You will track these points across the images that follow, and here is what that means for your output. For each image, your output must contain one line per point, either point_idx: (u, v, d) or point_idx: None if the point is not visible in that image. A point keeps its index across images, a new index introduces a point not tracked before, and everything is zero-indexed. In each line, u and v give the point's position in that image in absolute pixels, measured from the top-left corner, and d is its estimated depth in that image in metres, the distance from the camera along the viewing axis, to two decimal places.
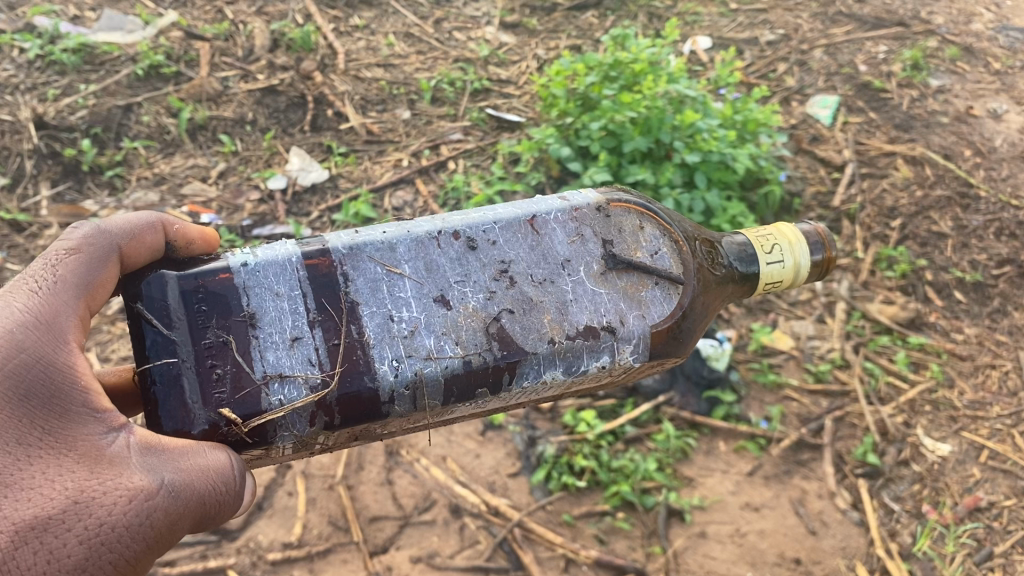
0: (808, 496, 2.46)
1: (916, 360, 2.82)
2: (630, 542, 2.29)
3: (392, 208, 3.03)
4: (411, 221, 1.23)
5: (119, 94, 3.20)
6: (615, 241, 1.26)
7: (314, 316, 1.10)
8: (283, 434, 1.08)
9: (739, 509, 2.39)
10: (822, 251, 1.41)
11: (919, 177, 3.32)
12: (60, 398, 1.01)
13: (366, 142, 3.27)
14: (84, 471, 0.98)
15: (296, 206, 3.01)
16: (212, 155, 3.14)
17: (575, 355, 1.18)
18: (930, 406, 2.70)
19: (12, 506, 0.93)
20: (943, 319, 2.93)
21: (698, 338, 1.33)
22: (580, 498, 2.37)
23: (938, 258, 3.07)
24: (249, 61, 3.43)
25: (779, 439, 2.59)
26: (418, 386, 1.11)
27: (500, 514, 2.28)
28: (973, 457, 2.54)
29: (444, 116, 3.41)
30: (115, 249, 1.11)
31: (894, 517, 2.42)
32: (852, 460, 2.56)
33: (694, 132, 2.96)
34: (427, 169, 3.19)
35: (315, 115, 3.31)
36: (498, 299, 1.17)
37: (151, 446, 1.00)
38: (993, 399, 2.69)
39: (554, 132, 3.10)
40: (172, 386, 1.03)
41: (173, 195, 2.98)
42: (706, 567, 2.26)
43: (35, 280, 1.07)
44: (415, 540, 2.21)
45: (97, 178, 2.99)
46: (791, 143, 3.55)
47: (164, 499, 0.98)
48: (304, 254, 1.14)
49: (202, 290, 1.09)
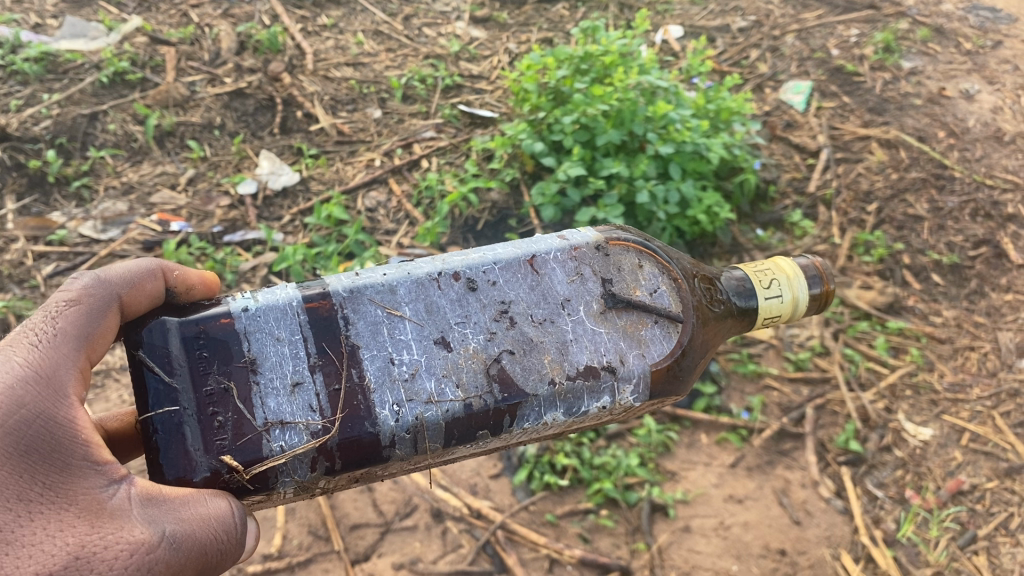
0: (791, 486, 2.47)
1: (896, 345, 2.85)
2: (614, 539, 2.29)
3: (365, 210, 3.03)
4: (411, 262, 1.23)
5: (84, 103, 3.17)
6: (615, 279, 1.26)
7: (315, 361, 1.10)
8: (284, 480, 1.07)
9: (723, 501, 2.40)
10: (820, 285, 1.41)
11: (894, 160, 3.36)
12: (61, 453, 1.00)
13: (336, 143, 3.25)
14: (85, 526, 0.96)
15: (267, 210, 3.00)
16: (181, 161, 3.11)
17: (576, 396, 1.18)
18: (911, 390, 2.73)
19: (14, 564, 0.91)
20: (922, 302, 2.96)
21: (697, 374, 1.33)
22: (562, 497, 2.36)
23: (916, 241, 3.10)
24: (216, 65, 3.41)
25: (760, 430, 2.60)
26: (419, 431, 1.11)
27: (482, 517, 2.27)
28: (955, 440, 2.57)
29: (416, 114, 3.40)
30: (116, 299, 1.11)
31: (878, 503, 2.44)
32: (834, 448, 2.58)
33: (667, 123, 2.95)
34: (400, 169, 3.18)
35: (284, 117, 3.29)
36: (498, 340, 1.17)
37: (153, 497, 0.99)
38: (973, 380, 2.72)
39: (526, 128, 3.04)
40: (174, 434, 1.02)
41: (142, 204, 2.96)
42: (691, 561, 2.26)
43: (33, 333, 1.06)
44: (397, 546, 2.20)
45: (64, 189, 2.97)
46: (765, 130, 3.56)
47: (166, 551, 0.97)
48: (304, 298, 1.13)
49: (203, 335, 1.08)
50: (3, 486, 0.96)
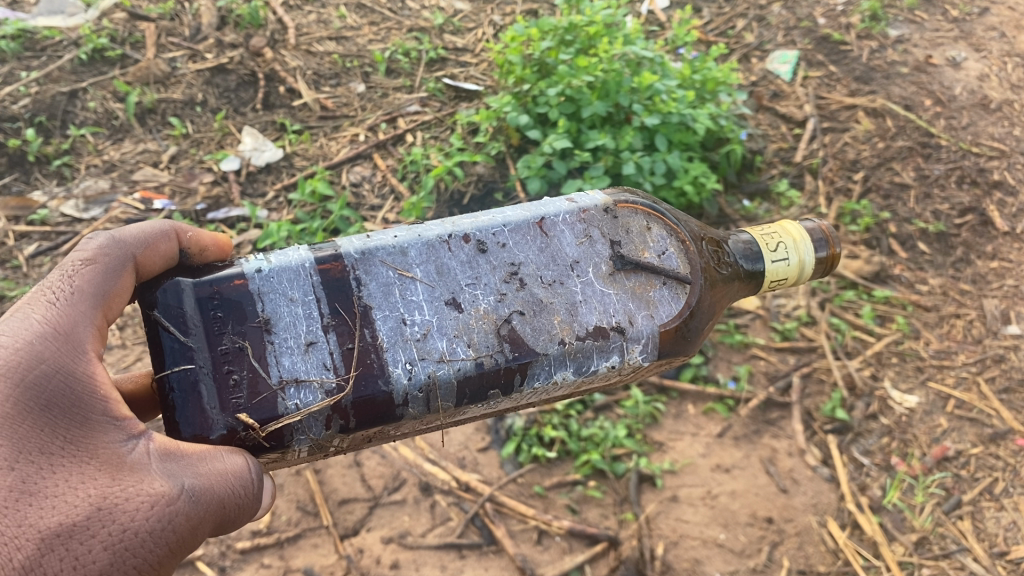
0: (778, 454, 2.51)
1: (882, 314, 2.88)
2: (602, 510, 2.31)
3: (350, 184, 3.04)
4: (422, 225, 1.24)
5: (63, 80, 3.15)
6: (623, 241, 1.28)
7: (328, 321, 1.11)
8: (300, 438, 1.09)
9: (711, 470, 2.43)
10: (827, 248, 1.43)
11: (880, 129, 3.37)
12: (81, 407, 1.02)
13: (320, 118, 3.25)
14: (106, 478, 0.99)
15: (251, 186, 3.01)
16: (163, 139, 3.10)
17: (585, 355, 1.20)
18: (897, 358, 2.76)
19: (37, 514, 0.95)
20: (909, 270, 2.99)
21: (705, 336, 1.35)
22: (550, 469, 2.38)
23: (902, 210, 3.12)
24: (197, 40, 3.37)
25: (747, 399, 2.63)
26: (431, 389, 1.13)
27: (470, 490, 2.29)
28: (940, 407, 2.62)
29: (400, 89, 3.39)
30: (131, 259, 1.13)
31: (865, 471, 2.48)
32: (820, 416, 2.61)
33: (652, 94, 2.96)
34: (384, 144, 3.18)
35: (267, 92, 3.27)
36: (508, 301, 1.18)
37: (170, 452, 1.02)
38: (958, 347, 2.76)
39: (511, 100, 3.04)
40: (190, 393, 1.04)
41: (124, 181, 2.96)
42: (679, 530, 2.29)
43: (51, 291, 1.08)
44: (385, 520, 2.22)
45: (44, 168, 2.96)
46: (752, 100, 3.58)
47: (185, 504, 1.00)
48: (316, 259, 1.15)
49: (217, 296, 1.09)
50: (24, 439, 0.98)
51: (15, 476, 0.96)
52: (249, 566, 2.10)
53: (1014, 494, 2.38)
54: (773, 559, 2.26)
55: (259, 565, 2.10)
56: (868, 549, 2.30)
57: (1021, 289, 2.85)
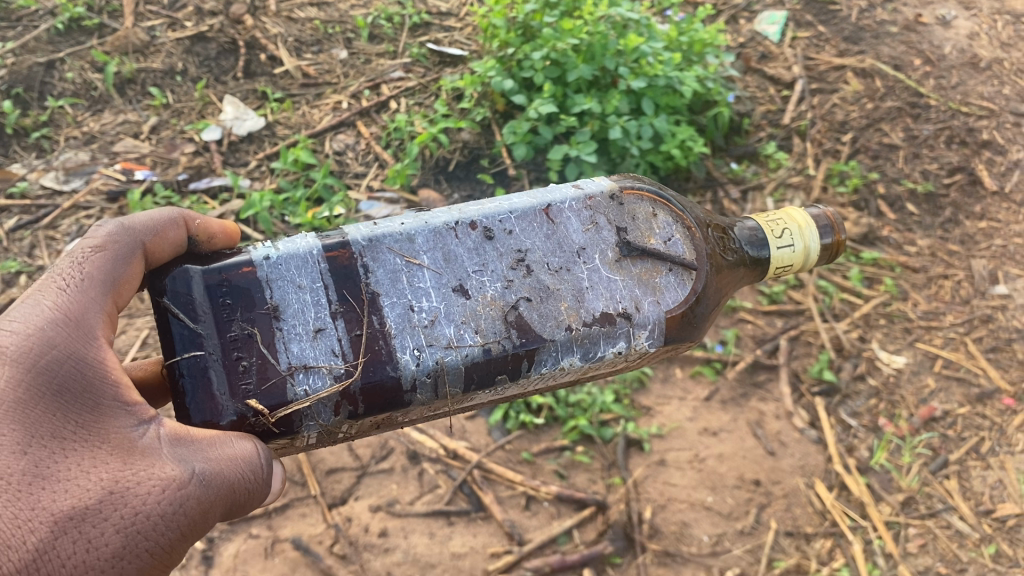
0: (765, 417, 2.53)
1: (870, 276, 2.90)
2: (590, 475, 2.33)
3: (334, 153, 3.03)
4: (428, 212, 1.25)
5: (39, 51, 3.12)
6: (629, 228, 1.28)
7: (336, 308, 1.12)
8: (309, 424, 1.10)
9: (698, 434, 2.45)
10: (832, 235, 1.44)
11: (869, 89, 3.37)
12: (92, 392, 1.03)
13: (302, 86, 3.22)
14: (118, 462, 1.01)
15: (233, 155, 2.98)
16: (143, 109, 3.07)
17: (592, 341, 1.21)
18: (885, 319, 2.79)
19: (50, 498, 0.96)
20: (897, 232, 3.01)
21: (710, 321, 1.36)
22: (538, 435, 2.39)
23: (891, 170, 3.13)
24: (176, 8, 3.32)
25: (734, 362, 2.64)
26: (439, 375, 1.14)
27: (458, 457, 2.29)
28: (928, 367, 2.65)
29: (384, 54, 3.36)
30: (140, 247, 1.14)
31: (852, 432, 2.51)
32: (808, 378, 2.64)
33: (638, 57, 2.94)
34: (368, 111, 3.16)
35: (247, 60, 3.24)
36: (515, 287, 1.19)
37: (181, 437, 1.03)
38: (946, 308, 2.80)
39: (495, 65, 3.00)
40: (199, 378, 1.05)
41: (105, 152, 2.93)
42: (667, 494, 2.31)
43: (61, 277, 1.09)
44: (373, 489, 2.20)
45: (23, 140, 2.94)
46: (739, 62, 3.55)
47: (196, 488, 1.01)
48: (324, 247, 1.15)
49: (226, 283, 1.10)
50: (37, 423, 0.99)
51: (28, 459, 0.97)
52: (237, 537, 2.05)
53: (1000, 453, 2.44)
54: (761, 521, 2.29)
55: (247, 536, 2.05)
56: (855, 510, 2.34)
57: (1008, 249, 2.89)
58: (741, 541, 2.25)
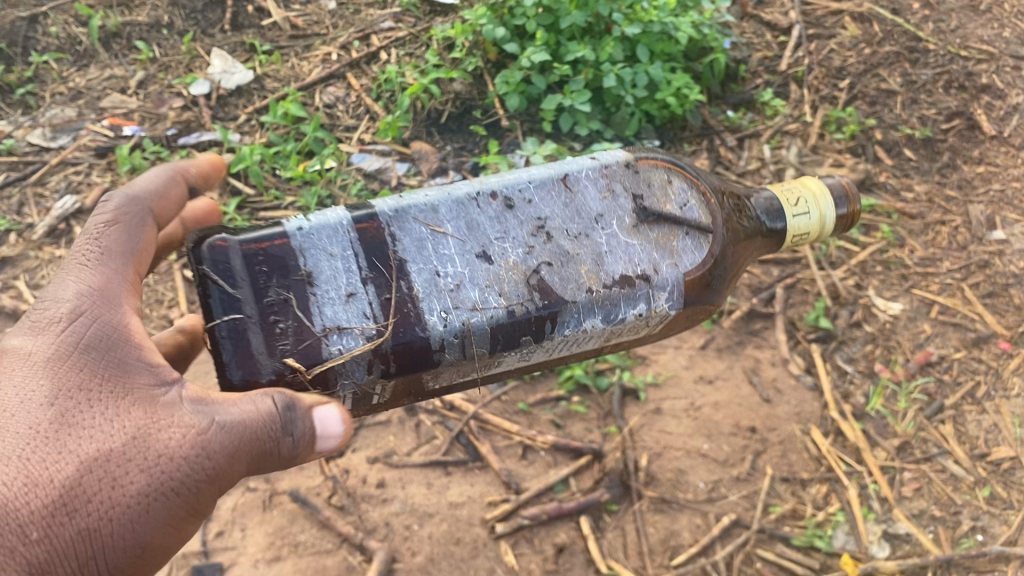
0: (761, 364, 2.58)
1: (867, 224, 2.94)
2: (586, 424, 2.39)
3: (324, 106, 3.03)
4: (450, 182, 1.28)
5: (22, 5, 3.11)
6: (645, 194, 1.32)
7: (367, 274, 1.16)
8: (344, 381, 1.17)
9: (694, 382, 2.51)
10: (846, 204, 1.49)
11: (867, 34, 3.38)
12: (116, 348, 1.14)
13: (291, 37, 3.22)
14: (142, 411, 1.11)
15: (221, 110, 2.99)
16: (129, 63, 3.08)
17: (613, 302, 1.26)
18: (881, 266, 2.84)
19: (79, 441, 1.07)
20: (894, 178, 3.05)
21: (729, 287, 1.42)
22: (534, 386, 2.45)
23: (888, 117, 3.16)
24: None
25: (729, 311, 2.70)
26: (466, 335, 1.19)
27: (454, 409, 2.37)
28: (924, 313, 2.71)
29: (373, 4, 3.34)
30: (146, 215, 1.31)
31: (848, 379, 2.57)
32: (804, 326, 2.69)
33: (632, 3, 2.96)
34: (358, 62, 3.16)
35: (235, 12, 3.23)
36: (537, 253, 1.24)
37: (202, 397, 1.13)
38: (943, 255, 2.85)
39: (486, 12, 2.99)
40: (240, 339, 1.12)
41: (91, 108, 2.96)
42: (662, 442, 2.37)
43: (82, 252, 1.22)
44: (371, 441, 2.28)
45: (8, 97, 2.96)
46: (735, 7, 3.55)
47: (215, 437, 1.10)
48: (353, 218, 1.19)
49: (262, 252, 1.14)
50: (66, 377, 1.11)
51: (59, 407, 1.09)
52: (234, 491, 2.13)
53: (995, 397, 2.50)
54: (756, 467, 2.35)
55: (245, 489, 2.13)
56: (850, 455, 2.39)
57: (1006, 194, 2.93)
58: (738, 486, 2.31)
